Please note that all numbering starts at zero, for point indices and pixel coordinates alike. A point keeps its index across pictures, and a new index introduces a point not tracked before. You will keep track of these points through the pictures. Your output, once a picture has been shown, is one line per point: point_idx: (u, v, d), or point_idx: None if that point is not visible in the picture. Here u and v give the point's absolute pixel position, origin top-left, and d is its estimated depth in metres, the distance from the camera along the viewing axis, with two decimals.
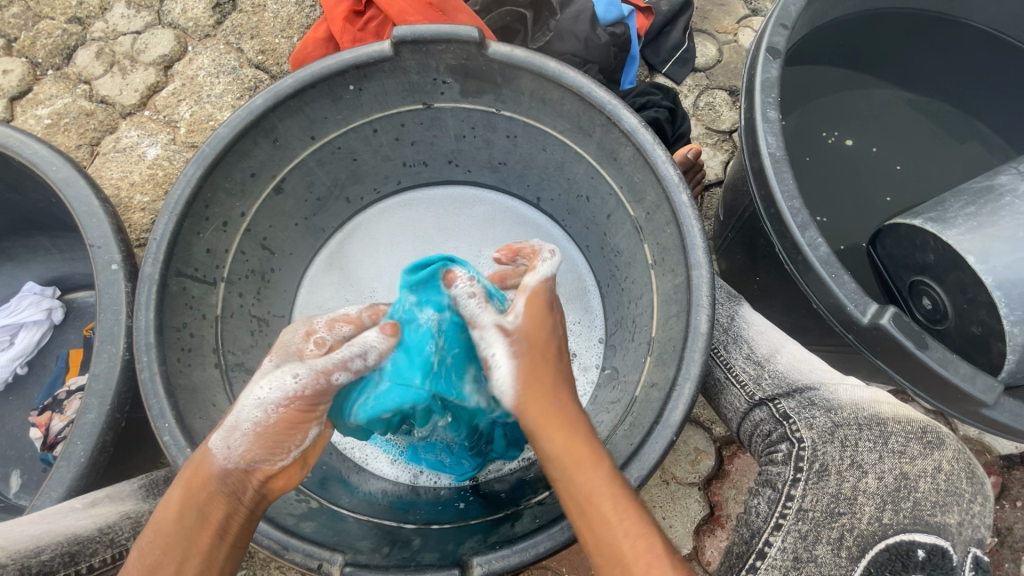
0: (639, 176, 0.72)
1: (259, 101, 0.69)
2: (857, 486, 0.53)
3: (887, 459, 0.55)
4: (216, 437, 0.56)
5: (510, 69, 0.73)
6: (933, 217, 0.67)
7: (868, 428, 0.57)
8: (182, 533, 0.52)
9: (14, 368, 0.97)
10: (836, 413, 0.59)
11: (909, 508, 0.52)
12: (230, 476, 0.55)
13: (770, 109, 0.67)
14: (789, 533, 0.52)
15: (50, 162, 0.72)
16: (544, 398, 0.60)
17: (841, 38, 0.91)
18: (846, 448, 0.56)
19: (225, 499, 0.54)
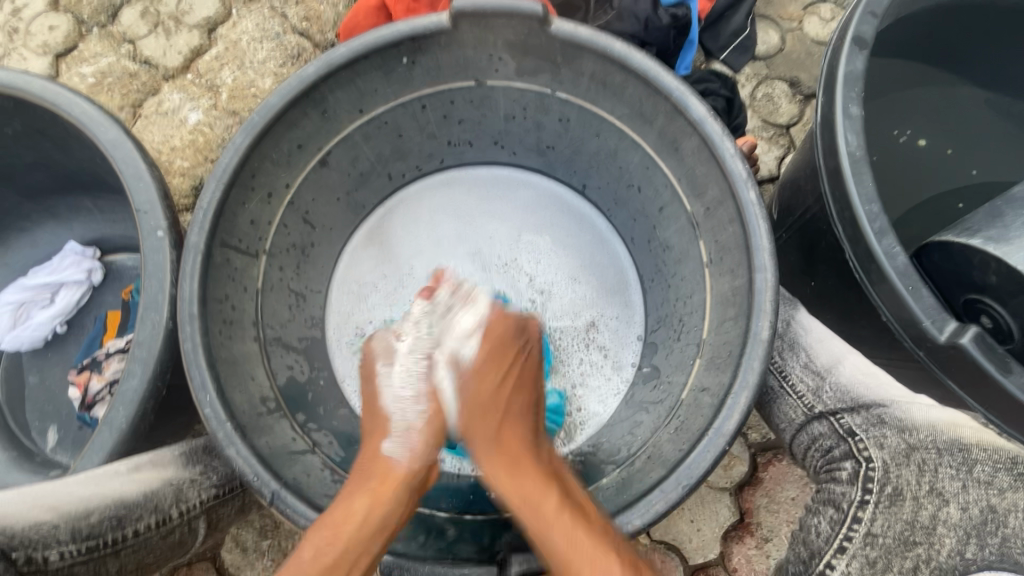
0: (702, 169, 0.69)
1: (310, 69, 0.67)
2: (936, 515, 0.56)
3: (970, 488, 0.57)
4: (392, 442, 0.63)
5: (572, 47, 0.69)
6: (993, 237, 0.60)
7: (948, 453, 0.58)
8: (357, 537, 0.56)
9: (54, 326, 0.98)
10: (910, 434, 0.59)
11: (998, 543, 0.55)
12: (413, 486, 0.61)
13: (852, 104, 0.62)
14: (856, 557, 0.55)
15: (97, 122, 0.71)
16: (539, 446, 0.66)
17: (929, 31, 0.83)
18: (925, 474, 0.58)
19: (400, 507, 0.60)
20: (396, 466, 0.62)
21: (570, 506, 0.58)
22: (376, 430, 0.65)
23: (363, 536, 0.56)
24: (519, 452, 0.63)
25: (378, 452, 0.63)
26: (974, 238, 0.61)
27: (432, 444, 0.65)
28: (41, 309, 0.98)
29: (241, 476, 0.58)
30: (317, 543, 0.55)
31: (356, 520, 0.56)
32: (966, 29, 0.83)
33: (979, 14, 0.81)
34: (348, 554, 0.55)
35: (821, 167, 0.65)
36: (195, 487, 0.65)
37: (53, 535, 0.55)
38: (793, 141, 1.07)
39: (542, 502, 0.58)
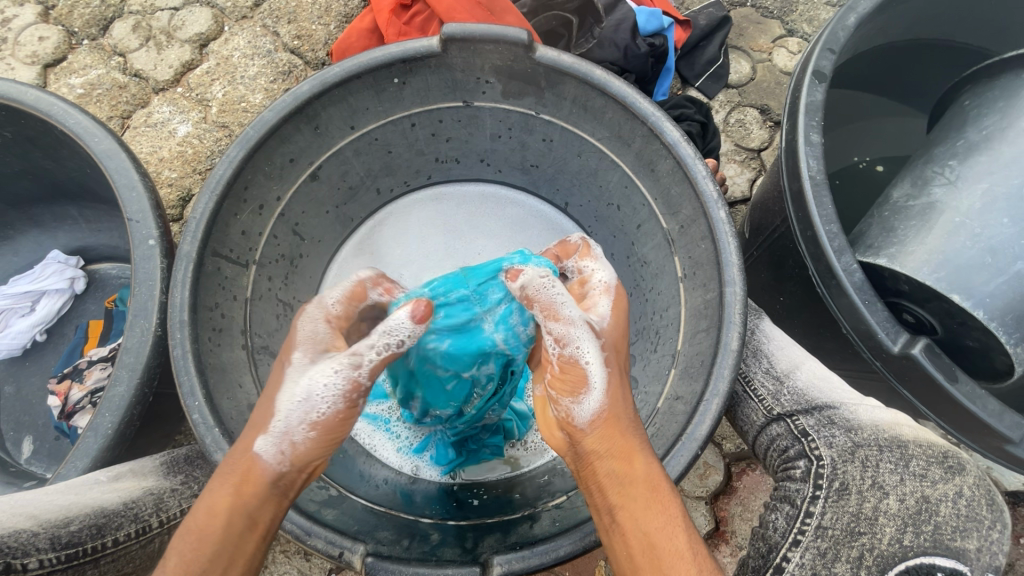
0: (676, 189, 0.73)
1: (305, 87, 0.69)
2: (878, 506, 0.56)
3: (908, 481, 0.58)
4: (265, 441, 0.55)
5: (555, 73, 0.73)
6: (894, 254, 0.66)
7: (888, 450, 0.61)
8: (226, 540, 0.51)
9: (34, 335, 0.97)
10: (856, 433, 0.63)
11: (931, 531, 0.55)
12: (283, 479, 0.55)
13: (813, 132, 0.67)
14: (808, 550, 0.54)
15: (92, 133, 0.72)
16: (618, 424, 0.59)
17: (877, 67, 0.89)
18: (867, 469, 0.59)
19: (274, 502, 0.55)
20: (263, 468, 0.54)
21: (657, 514, 0.55)
22: (257, 420, 0.57)
23: (237, 535, 0.52)
24: (627, 458, 0.57)
25: (248, 446, 0.55)
26: (880, 258, 0.67)
27: (313, 446, 0.56)
28: (20, 317, 0.98)
29: None
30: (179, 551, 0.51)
31: (217, 523, 0.52)
32: (877, 72, 0.90)
33: (885, 58, 0.87)
34: (213, 552, 0.51)
35: (786, 189, 0.69)
36: (175, 496, 0.65)
37: (33, 541, 0.51)
38: (764, 165, 1.13)
39: (623, 507, 0.56)
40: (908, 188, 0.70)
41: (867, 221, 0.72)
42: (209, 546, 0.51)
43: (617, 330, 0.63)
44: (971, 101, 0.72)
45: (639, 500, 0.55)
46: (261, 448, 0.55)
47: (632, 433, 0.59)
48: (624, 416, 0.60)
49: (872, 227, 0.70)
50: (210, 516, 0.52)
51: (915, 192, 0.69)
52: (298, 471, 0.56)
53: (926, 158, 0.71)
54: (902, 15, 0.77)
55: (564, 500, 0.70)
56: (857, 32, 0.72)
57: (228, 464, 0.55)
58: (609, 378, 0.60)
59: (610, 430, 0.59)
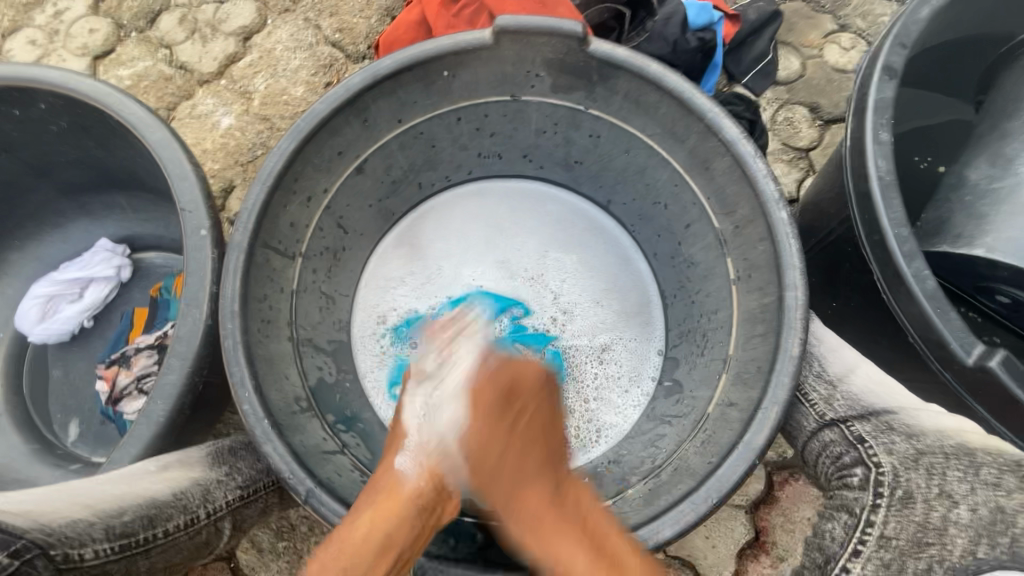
0: (732, 189, 0.70)
1: (357, 79, 0.69)
2: (947, 516, 0.54)
3: (979, 490, 0.55)
4: (405, 457, 0.62)
5: (608, 68, 0.72)
6: (993, 244, 0.66)
7: (954, 457, 0.57)
8: (366, 551, 0.56)
9: (81, 321, 1.00)
10: (919, 440, 0.59)
11: (1006, 543, 0.53)
12: (421, 496, 0.60)
13: (882, 130, 0.64)
14: (869, 561, 0.54)
15: (146, 123, 0.73)
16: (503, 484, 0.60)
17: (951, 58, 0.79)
18: (933, 476, 0.56)
19: (408, 525, 0.58)
20: (406, 485, 0.60)
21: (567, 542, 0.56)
22: (393, 445, 0.64)
23: (371, 553, 0.56)
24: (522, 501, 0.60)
25: (389, 470, 0.61)
26: (976, 249, 0.67)
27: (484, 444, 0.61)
28: (69, 303, 1.00)
29: (278, 474, 0.59)
30: (324, 562, 0.55)
31: (358, 537, 0.56)
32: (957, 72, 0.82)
33: (964, 56, 0.80)
34: (356, 557, 0.55)
35: (850, 190, 0.66)
36: (221, 487, 0.65)
37: (89, 532, 0.52)
38: (813, 165, 1.10)
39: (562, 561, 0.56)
40: (988, 166, 0.71)
41: (945, 205, 0.73)
42: (352, 555, 0.55)
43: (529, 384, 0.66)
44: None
45: (556, 535, 0.57)
46: (400, 465, 0.62)
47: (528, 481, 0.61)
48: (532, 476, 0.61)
49: (956, 213, 0.71)
50: (357, 528, 0.56)
51: (996, 172, 0.70)
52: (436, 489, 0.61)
53: (999, 133, 0.73)
54: (975, 9, 0.73)
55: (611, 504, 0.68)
56: (929, 26, 0.68)
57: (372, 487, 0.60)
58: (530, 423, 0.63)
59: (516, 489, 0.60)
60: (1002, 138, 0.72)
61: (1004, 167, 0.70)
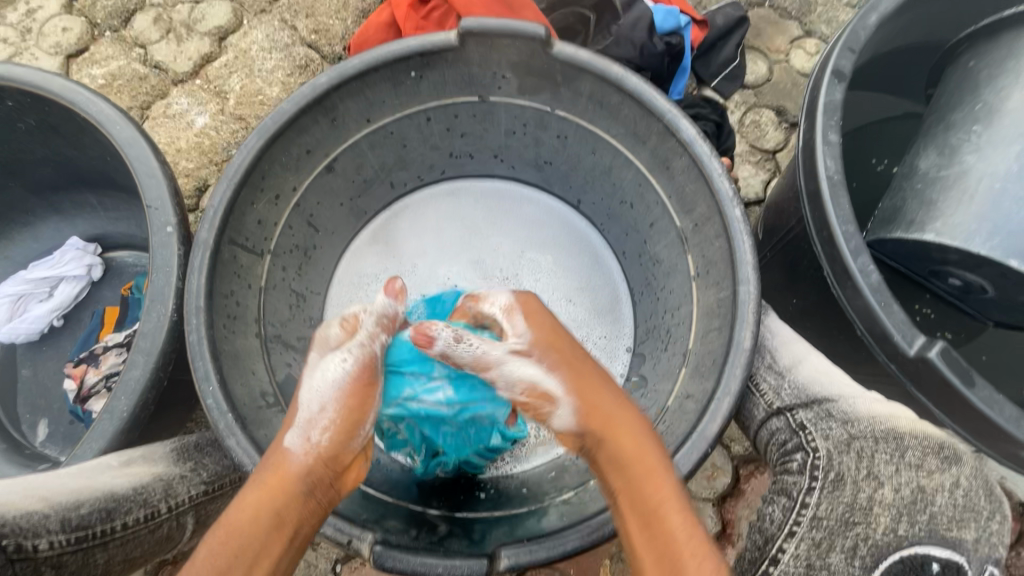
0: (691, 187, 0.73)
1: (323, 79, 0.70)
2: (872, 496, 0.59)
3: (903, 471, 0.60)
4: (294, 435, 0.59)
5: (572, 69, 0.74)
6: (943, 228, 0.67)
7: (884, 441, 0.61)
8: (254, 534, 0.54)
9: (51, 320, 0.99)
10: (852, 425, 0.62)
11: (925, 521, 0.58)
12: (313, 472, 0.58)
13: (831, 131, 0.66)
14: (803, 540, 0.58)
15: (114, 121, 0.73)
16: (600, 405, 0.62)
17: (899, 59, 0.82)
18: (862, 459, 0.60)
19: (300, 502, 0.56)
20: (293, 462, 0.58)
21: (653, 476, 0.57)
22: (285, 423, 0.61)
23: (268, 525, 0.54)
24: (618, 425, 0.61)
25: (277, 447, 0.59)
26: (926, 233, 0.68)
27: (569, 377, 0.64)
28: (39, 302, 0.99)
29: (241, 467, 0.59)
30: (210, 549, 0.53)
31: (243, 521, 0.54)
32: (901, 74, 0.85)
33: (910, 55, 0.82)
34: (242, 547, 0.53)
35: (802, 189, 0.69)
36: (185, 482, 0.65)
37: (44, 523, 0.53)
38: (778, 167, 1.13)
39: (620, 489, 0.58)
40: (936, 156, 0.72)
41: (899, 194, 0.74)
42: (239, 540, 0.53)
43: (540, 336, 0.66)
44: (974, 61, 0.75)
45: (637, 469, 0.58)
46: (288, 446, 0.59)
47: (616, 411, 0.62)
48: (604, 399, 0.63)
49: (908, 201, 0.72)
50: (242, 511, 0.54)
51: (943, 161, 0.71)
52: (326, 464, 0.59)
53: (945, 125, 0.73)
54: (921, 15, 0.76)
55: (573, 495, 0.70)
56: (877, 33, 0.71)
57: (259, 469, 0.58)
58: (564, 379, 0.63)
59: (601, 419, 0.61)
60: (948, 129, 0.72)
61: (951, 156, 0.70)
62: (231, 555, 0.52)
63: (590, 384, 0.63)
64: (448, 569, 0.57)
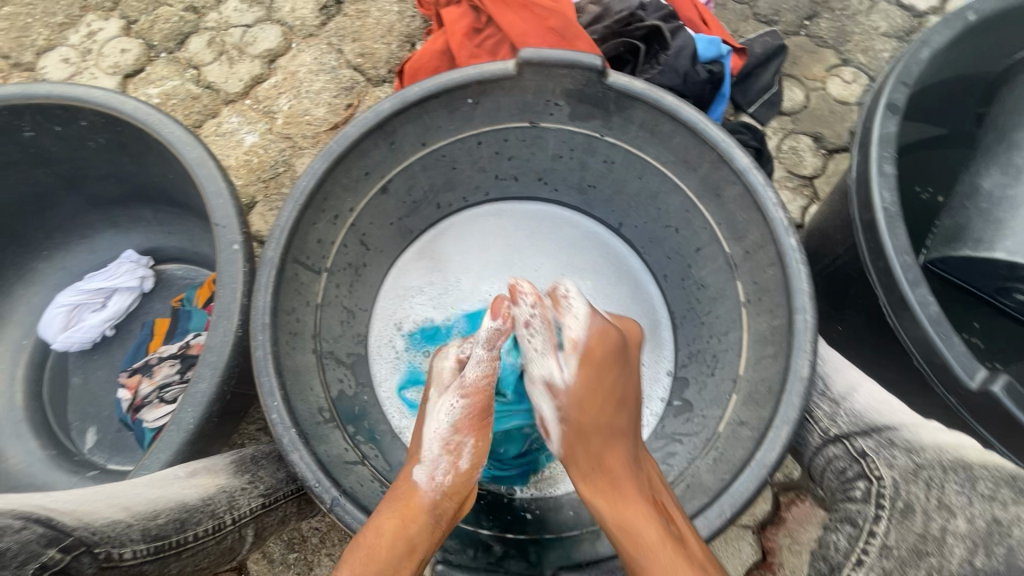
0: (743, 215, 0.73)
1: (386, 105, 0.73)
2: (945, 526, 0.56)
3: (975, 502, 0.57)
4: (420, 471, 0.66)
5: (625, 98, 0.75)
6: (1011, 247, 0.69)
7: (952, 471, 0.59)
8: (391, 556, 0.58)
9: (104, 329, 1.02)
10: (918, 454, 0.61)
11: (1003, 553, 0.54)
12: (437, 504, 0.65)
13: (886, 163, 0.67)
14: (873, 569, 0.56)
15: (184, 142, 0.76)
16: (582, 444, 0.66)
17: (950, 91, 0.82)
18: (932, 489, 0.58)
19: (429, 530, 0.62)
20: (421, 492, 0.64)
21: (623, 512, 0.61)
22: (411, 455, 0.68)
23: (397, 557, 0.59)
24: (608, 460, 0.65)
25: (406, 479, 0.66)
26: (996, 252, 0.70)
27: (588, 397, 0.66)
28: (93, 312, 1.02)
29: (305, 483, 0.60)
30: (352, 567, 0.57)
31: (385, 543, 0.59)
32: (954, 106, 0.85)
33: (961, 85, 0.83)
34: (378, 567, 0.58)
35: (856, 220, 0.69)
36: (246, 495, 0.66)
37: (127, 532, 0.54)
38: (817, 193, 1.13)
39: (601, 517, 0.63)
40: (1000, 175, 0.74)
41: (962, 212, 0.76)
42: (378, 563, 0.58)
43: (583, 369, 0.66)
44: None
45: (614, 505, 0.62)
46: (416, 478, 0.66)
47: (598, 450, 0.66)
48: (588, 435, 0.66)
49: (973, 219, 0.74)
50: (382, 536, 0.59)
51: (1009, 180, 0.73)
52: (449, 498, 0.66)
53: (1007, 144, 0.75)
54: (972, 47, 0.76)
55: None
56: (928, 67, 0.72)
57: (390, 498, 0.64)
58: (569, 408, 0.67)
59: (581, 453, 0.66)
60: (1010, 148, 0.74)
61: (1015, 175, 0.73)
62: (373, 572, 0.57)
63: (590, 416, 0.66)
64: None
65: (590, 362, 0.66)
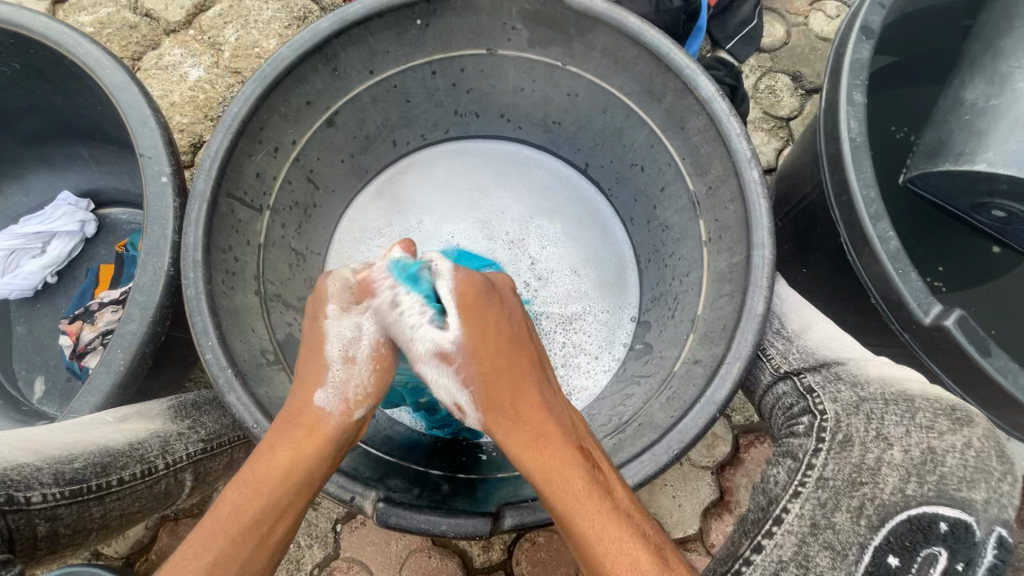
0: (706, 148, 0.70)
1: (324, 24, 0.66)
2: (880, 457, 0.55)
3: (913, 432, 0.56)
4: (322, 393, 0.59)
5: (586, 20, 0.70)
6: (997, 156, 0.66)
7: (894, 403, 0.59)
8: (283, 491, 0.53)
9: (44, 276, 0.97)
10: (862, 388, 0.62)
11: (935, 480, 0.52)
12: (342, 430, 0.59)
13: (856, 91, 0.63)
14: (808, 500, 0.56)
15: (104, 65, 0.69)
16: (503, 430, 0.58)
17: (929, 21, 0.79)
18: (871, 421, 0.58)
19: (328, 459, 0.57)
20: (324, 417, 0.58)
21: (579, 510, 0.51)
22: (308, 376, 0.60)
23: (290, 491, 0.53)
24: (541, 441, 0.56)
25: (306, 401, 0.58)
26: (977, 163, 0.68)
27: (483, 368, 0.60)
28: (31, 258, 0.97)
29: (242, 424, 0.59)
30: (233, 502, 0.52)
31: (273, 475, 0.53)
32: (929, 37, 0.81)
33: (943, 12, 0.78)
34: (266, 503, 0.52)
35: (823, 153, 0.66)
36: (182, 440, 0.64)
37: (36, 476, 0.52)
38: (792, 135, 1.10)
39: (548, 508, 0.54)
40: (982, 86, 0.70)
41: (944, 126, 0.73)
42: (264, 495, 0.52)
43: (477, 336, 0.61)
44: None
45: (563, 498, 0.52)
46: (318, 401, 0.58)
47: (523, 434, 0.57)
48: (511, 428, 0.58)
49: (954, 133, 0.71)
50: (269, 467, 0.54)
51: (992, 91, 0.69)
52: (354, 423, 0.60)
53: (993, 53, 0.70)
54: None
55: None
56: None
57: (286, 423, 0.57)
58: (480, 390, 0.59)
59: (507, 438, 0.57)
60: (995, 57, 0.70)
61: (1000, 85, 0.68)
62: (259, 508, 0.52)
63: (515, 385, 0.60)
64: (451, 527, 0.57)
65: (467, 313, 0.61)
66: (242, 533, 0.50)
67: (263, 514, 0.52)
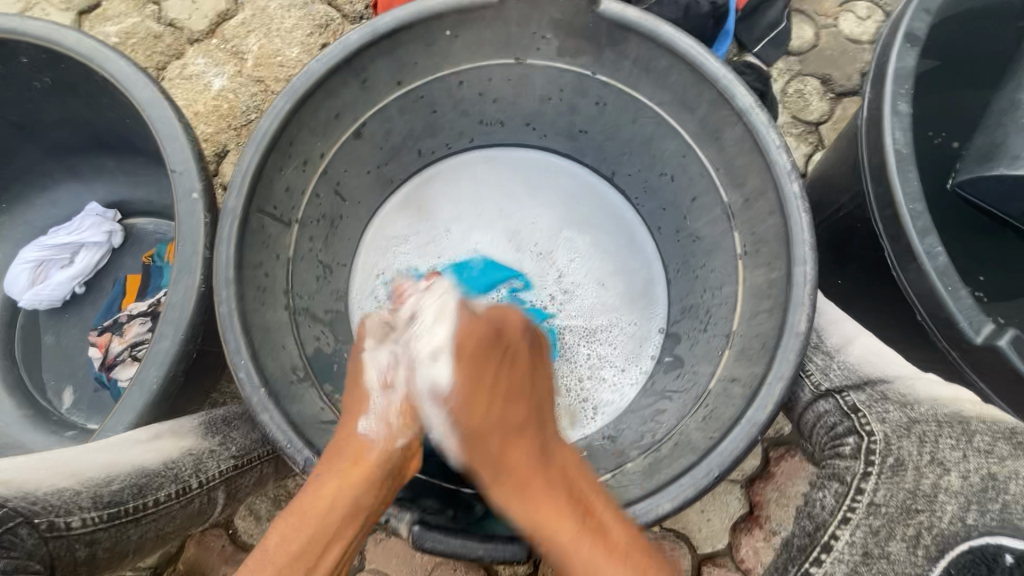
0: (742, 159, 0.68)
1: (354, 36, 0.66)
2: (937, 484, 0.54)
3: (970, 457, 0.56)
4: (365, 423, 0.62)
5: (619, 30, 0.69)
6: None
7: (948, 425, 0.58)
8: (331, 522, 0.57)
9: (73, 287, 0.98)
10: (911, 408, 0.60)
11: (997, 509, 0.53)
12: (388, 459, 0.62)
13: (900, 101, 0.61)
14: (859, 527, 0.54)
15: (134, 79, 0.69)
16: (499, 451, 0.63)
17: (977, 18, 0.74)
18: (925, 444, 0.56)
19: (376, 488, 0.60)
20: (369, 445, 0.61)
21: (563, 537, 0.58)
22: (352, 409, 0.64)
23: (335, 525, 0.58)
24: (530, 471, 0.62)
25: (350, 431, 0.62)
26: None
27: (475, 390, 0.62)
28: (61, 269, 0.98)
29: (275, 442, 0.58)
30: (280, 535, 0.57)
31: (319, 508, 0.57)
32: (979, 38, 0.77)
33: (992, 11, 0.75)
34: (312, 538, 0.57)
35: (864, 164, 0.64)
36: (214, 457, 0.64)
37: (74, 500, 0.52)
38: (823, 140, 1.07)
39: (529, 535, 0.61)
40: None
41: None
42: (310, 527, 0.57)
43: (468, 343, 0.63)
44: None
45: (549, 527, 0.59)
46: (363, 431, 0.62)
47: (517, 458, 0.63)
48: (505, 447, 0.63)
49: None
50: (312, 503, 0.57)
51: None
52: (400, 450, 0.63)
53: None
54: None
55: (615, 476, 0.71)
56: None
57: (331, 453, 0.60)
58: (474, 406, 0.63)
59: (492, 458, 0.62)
60: None
61: None
62: (308, 539, 0.57)
63: (507, 415, 0.63)
64: (488, 551, 0.56)
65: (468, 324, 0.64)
66: (291, 563, 0.56)
67: (311, 544, 0.57)
